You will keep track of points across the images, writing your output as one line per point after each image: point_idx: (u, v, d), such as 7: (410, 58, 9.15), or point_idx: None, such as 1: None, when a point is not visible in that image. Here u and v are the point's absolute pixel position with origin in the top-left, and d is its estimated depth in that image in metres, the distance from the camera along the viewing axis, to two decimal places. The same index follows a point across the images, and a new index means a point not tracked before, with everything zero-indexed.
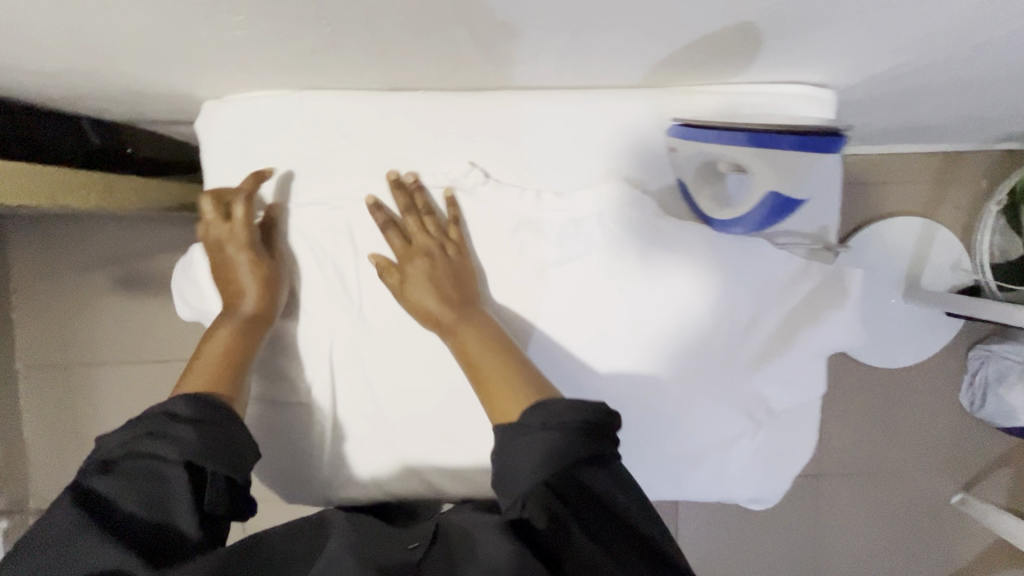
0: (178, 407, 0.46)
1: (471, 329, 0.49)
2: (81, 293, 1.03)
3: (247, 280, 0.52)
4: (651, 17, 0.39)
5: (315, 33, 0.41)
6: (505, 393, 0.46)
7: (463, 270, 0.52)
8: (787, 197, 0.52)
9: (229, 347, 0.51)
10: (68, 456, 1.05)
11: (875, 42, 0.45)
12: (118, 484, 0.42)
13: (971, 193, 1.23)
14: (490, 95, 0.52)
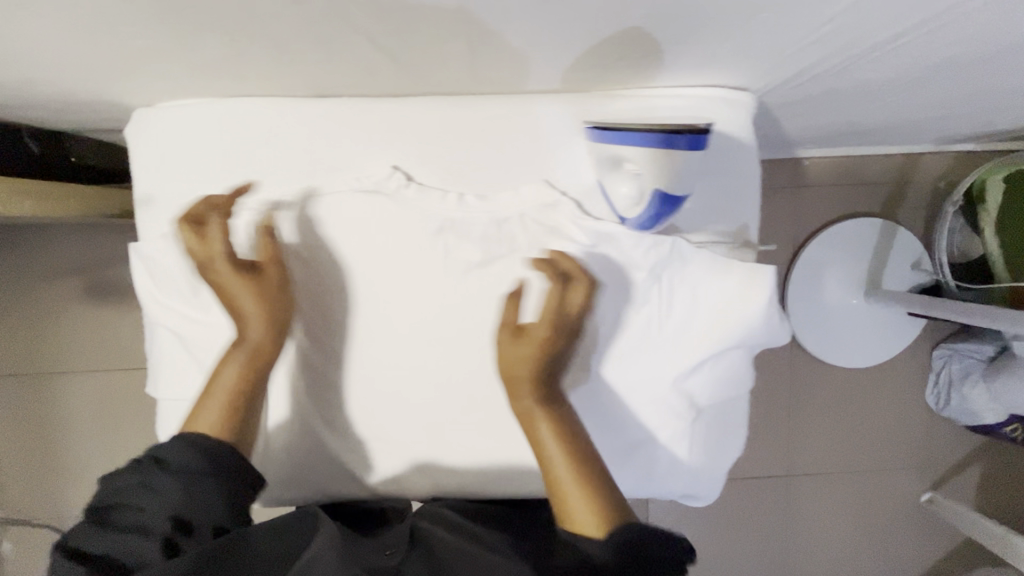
0: (172, 453, 0.46)
1: (559, 424, 0.50)
2: (47, 301, 1.04)
3: (252, 310, 0.51)
4: (540, 20, 0.40)
5: (218, 39, 0.42)
6: (580, 500, 0.46)
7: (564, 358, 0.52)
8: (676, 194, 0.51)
9: (238, 386, 0.51)
10: (32, 464, 1.05)
11: (770, 43, 0.46)
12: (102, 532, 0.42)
13: (930, 194, 1.25)
14: (412, 100, 0.53)
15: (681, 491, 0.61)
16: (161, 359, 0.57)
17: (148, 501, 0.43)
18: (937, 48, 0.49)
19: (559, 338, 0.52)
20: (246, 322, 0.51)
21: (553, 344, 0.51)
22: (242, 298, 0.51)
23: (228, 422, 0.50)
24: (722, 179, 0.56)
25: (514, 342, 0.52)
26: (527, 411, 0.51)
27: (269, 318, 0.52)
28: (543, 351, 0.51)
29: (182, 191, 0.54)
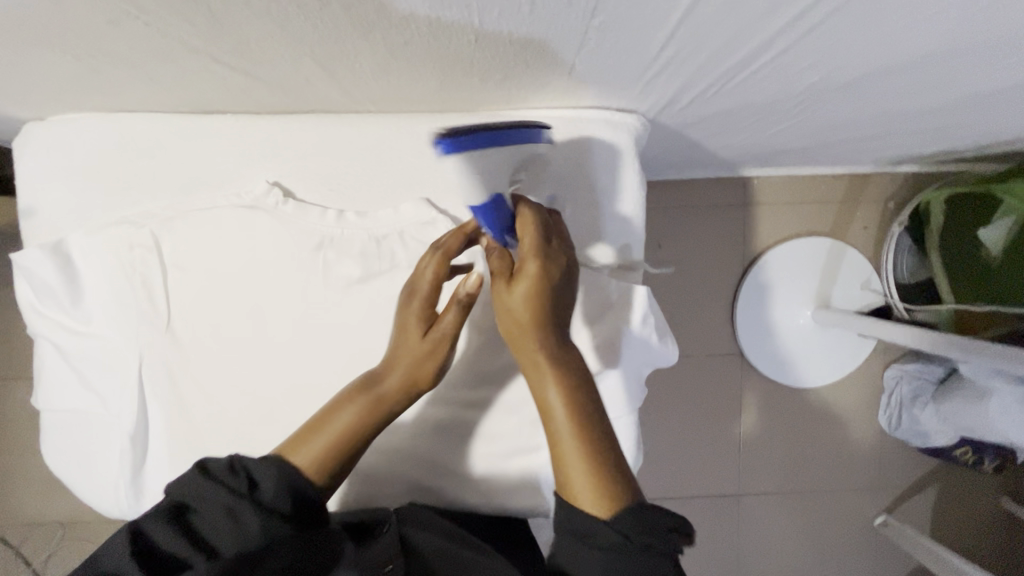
0: (263, 480, 0.44)
1: (569, 381, 0.45)
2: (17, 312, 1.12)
3: (401, 359, 0.49)
4: (379, 43, 0.41)
5: (68, 57, 0.43)
6: (587, 479, 0.42)
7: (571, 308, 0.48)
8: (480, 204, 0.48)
9: (354, 429, 0.47)
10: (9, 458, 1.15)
11: (625, 63, 0.47)
12: (174, 535, 0.41)
13: (878, 215, 1.25)
14: (295, 118, 0.54)
15: None
16: (42, 371, 0.57)
17: (227, 511, 0.42)
18: (801, 67, 0.49)
19: (563, 284, 0.48)
20: (394, 367, 0.49)
21: (557, 293, 0.47)
22: (408, 335, 0.49)
23: (328, 462, 0.46)
24: (601, 200, 0.58)
25: (517, 296, 0.46)
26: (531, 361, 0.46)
27: (417, 370, 0.49)
28: (548, 301, 0.46)
29: (60, 204, 0.55)
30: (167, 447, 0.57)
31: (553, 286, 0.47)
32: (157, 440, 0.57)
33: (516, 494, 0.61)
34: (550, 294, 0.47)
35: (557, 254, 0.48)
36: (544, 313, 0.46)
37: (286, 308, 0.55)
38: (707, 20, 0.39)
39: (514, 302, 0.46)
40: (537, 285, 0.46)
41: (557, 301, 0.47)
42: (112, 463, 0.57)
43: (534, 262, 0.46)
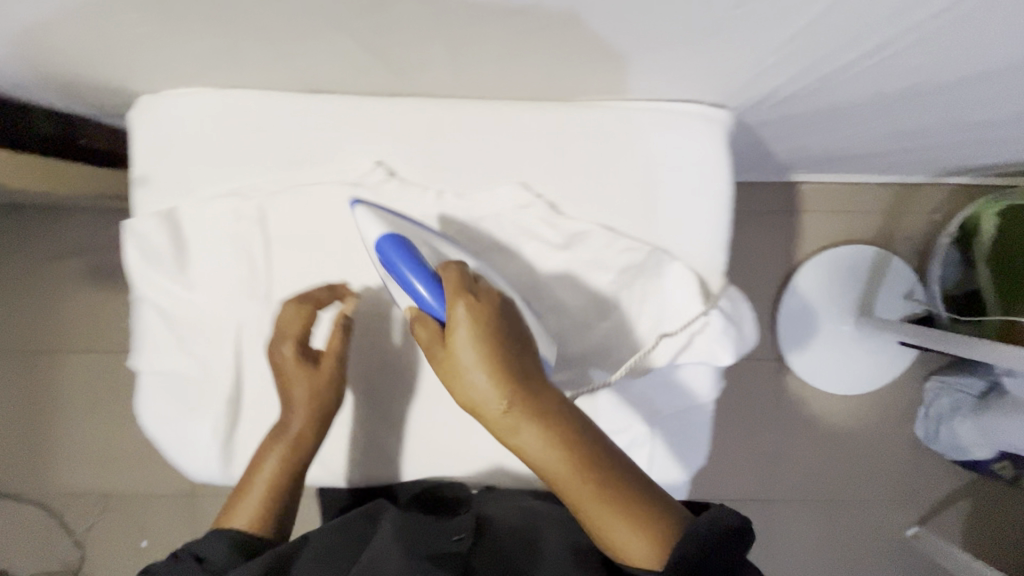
0: (209, 551, 0.48)
1: (549, 435, 0.44)
2: (104, 284, 1.21)
3: (295, 403, 0.55)
4: (516, 23, 0.43)
5: (211, 23, 0.44)
6: (614, 523, 0.43)
7: (523, 350, 0.47)
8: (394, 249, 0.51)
9: (280, 472, 0.55)
10: (80, 421, 1.22)
11: (739, 57, 0.48)
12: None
13: (922, 226, 1.25)
14: (401, 100, 0.56)
15: None
16: (140, 333, 0.59)
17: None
18: (905, 71, 0.51)
19: (506, 329, 0.47)
20: (293, 411, 0.55)
21: (505, 344, 0.46)
22: (298, 392, 0.55)
23: (266, 509, 0.54)
24: (692, 192, 0.58)
25: (467, 366, 0.45)
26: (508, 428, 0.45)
27: (320, 411, 0.56)
28: (498, 356, 0.45)
29: (167, 174, 0.57)
30: (256, 411, 0.59)
31: (489, 343, 0.45)
32: (247, 407, 0.59)
33: None
34: (496, 355, 0.45)
35: (487, 302, 0.47)
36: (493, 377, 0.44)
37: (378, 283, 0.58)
38: (839, 16, 0.40)
39: (468, 374, 0.45)
40: (482, 344, 0.45)
41: (508, 352, 0.46)
42: (199, 425, 0.59)
43: (460, 325, 0.46)
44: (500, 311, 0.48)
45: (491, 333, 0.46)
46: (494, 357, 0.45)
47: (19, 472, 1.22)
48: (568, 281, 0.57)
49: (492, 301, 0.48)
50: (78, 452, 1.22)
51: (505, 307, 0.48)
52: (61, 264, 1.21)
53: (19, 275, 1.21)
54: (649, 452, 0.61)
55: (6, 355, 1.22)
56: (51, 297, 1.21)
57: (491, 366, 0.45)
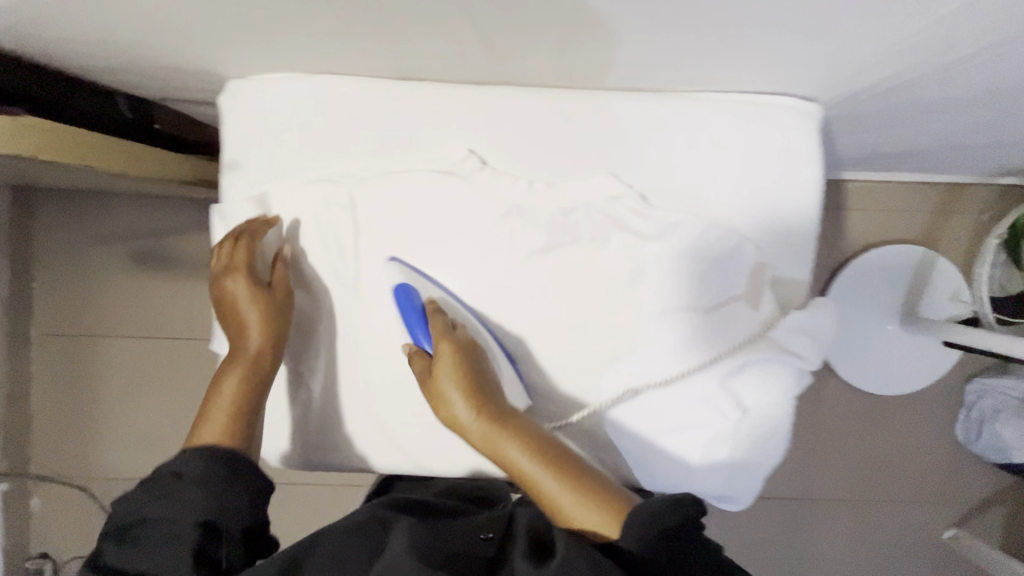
0: (187, 467, 0.49)
1: (518, 438, 0.52)
2: (149, 271, 1.21)
3: (250, 326, 0.57)
4: (641, 14, 0.42)
5: (330, 18, 0.44)
6: (580, 510, 0.48)
7: (492, 378, 0.55)
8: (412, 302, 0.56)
9: (239, 395, 0.56)
10: (124, 407, 1.23)
11: (849, 55, 0.48)
12: (137, 556, 0.44)
13: (969, 227, 1.24)
14: (494, 89, 0.57)
15: (720, 492, 0.62)
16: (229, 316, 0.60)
17: (168, 512, 0.46)
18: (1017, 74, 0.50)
19: (479, 360, 0.56)
20: (248, 333, 0.56)
21: (476, 371, 0.55)
22: (248, 310, 0.56)
23: (231, 431, 0.54)
24: (779, 187, 0.58)
25: (445, 389, 0.54)
26: (484, 435, 0.52)
27: (272, 328, 0.57)
28: (470, 381, 0.54)
29: (261, 160, 0.58)
30: (344, 395, 0.61)
31: (464, 364, 0.54)
32: (334, 390, 0.61)
33: (668, 473, 0.61)
34: (469, 374, 0.54)
35: (462, 336, 0.56)
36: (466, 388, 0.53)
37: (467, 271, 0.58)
38: (973, 22, 0.40)
39: (445, 395, 0.54)
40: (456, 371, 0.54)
41: (478, 379, 0.54)
42: (292, 404, 0.62)
43: (444, 348, 0.55)
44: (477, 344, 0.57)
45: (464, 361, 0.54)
46: (466, 382, 0.54)
47: (64, 454, 1.24)
48: (654, 269, 0.58)
49: (467, 336, 0.56)
50: (121, 439, 1.23)
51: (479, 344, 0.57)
52: (108, 250, 1.22)
53: (69, 260, 1.22)
54: (732, 448, 0.60)
55: (53, 338, 1.23)
56: (97, 285, 1.22)
57: (465, 379, 0.54)
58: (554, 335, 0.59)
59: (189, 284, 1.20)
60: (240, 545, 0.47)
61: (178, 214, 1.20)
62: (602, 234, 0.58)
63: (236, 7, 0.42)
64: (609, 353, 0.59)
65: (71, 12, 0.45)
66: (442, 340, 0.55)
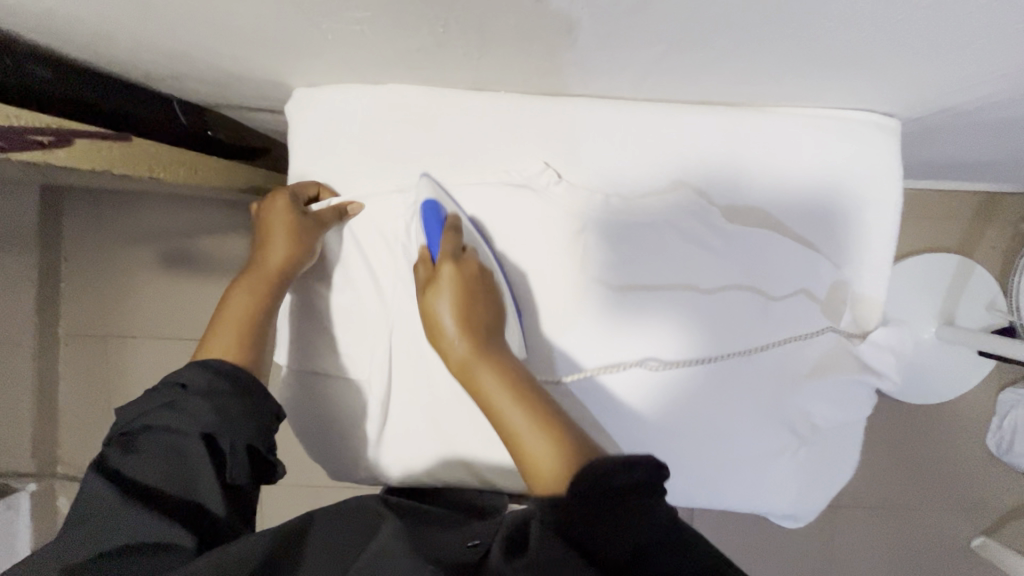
0: (193, 379, 0.48)
1: (502, 372, 0.50)
2: (173, 271, 1.18)
3: (275, 252, 0.57)
4: (748, 33, 0.41)
5: (428, 32, 0.42)
6: (542, 453, 0.44)
7: (494, 304, 0.54)
8: (438, 211, 0.55)
9: (251, 319, 0.55)
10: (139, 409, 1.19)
11: (951, 75, 0.47)
12: (146, 459, 0.46)
13: (1012, 235, 1.10)
14: (569, 100, 0.56)
15: (786, 510, 0.61)
16: (295, 322, 0.62)
17: (179, 422, 0.46)
18: None
19: (484, 285, 0.54)
20: (273, 259, 0.57)
21: (477, 294, 0.53)
22: (278, 232, 0.57)
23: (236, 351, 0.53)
24: (855, 204, 0.58)
25: (438, 300, 0.52)
26: (466, 356, 0.51)
27: (294, 247, 0.57)
28: (467, 299, 0.53)
29: (326, 171, 0.59)
30: (407, 407, 0.60)
31: (466, 286, 0.53)
32: (399, 405, 0.60)
33: (741, 496, 0.59)
34: (468, 295, 0.53)
35: (472, 257, 0.55)
36: (460, 308, 0.52)
37: (537, 285, 0.57)
38: None
39: (437, 306, 0.52)
40: (456, 287, 0.53)
41: (478, 300, 0.53)
42: (353, 416, 0.61)
43: (446, 266, 0.53)
44: (486, 274, 0.55)
45: (467, 279, 0.53)
46: (464, 299, 0.52)
47: (79, 455, 1.19)
48: (729, 285, 0.57)
49: (476, 259, 0.55)
50: None
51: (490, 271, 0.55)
52: (130, 249, 1.19)
53: (95, 259, 1.19)
54: (800, 466, 0.59)
55: (80, 338, 1.19)
56: (117, 284, 1.19)
57: (461, 300, 0.52)
58: (624, 355, 0.57)
59: (212, 286, 1.18)
60: (244, 461, 0.48)
61: (204, 213, 1.16)
62: (678, 251, 0.57)
63: (334, 23, 0.41)
64: (684, 373, 0.57)
65: (155, 24, 0.43)
66: (446, 258, 0.53)
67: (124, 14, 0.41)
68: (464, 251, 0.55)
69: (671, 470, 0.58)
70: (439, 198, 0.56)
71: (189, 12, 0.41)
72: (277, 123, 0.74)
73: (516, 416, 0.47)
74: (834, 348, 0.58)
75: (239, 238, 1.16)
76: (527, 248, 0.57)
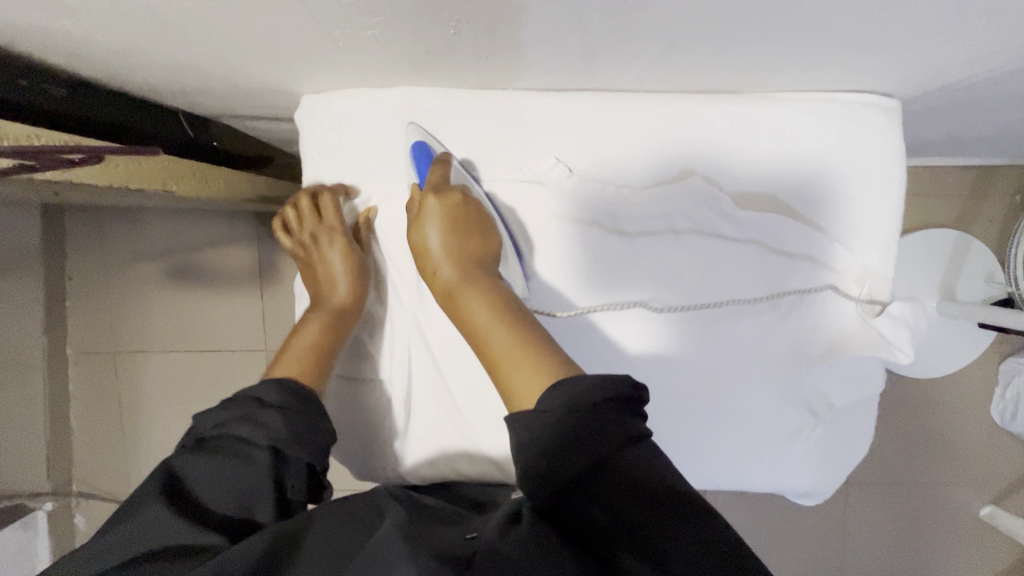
0: (269, 395, 0.51)
1: (488, 296, 0.51)
2: (175, 283, 1.18)
3: (338, 277, 0.60)
4: (753, 25, 0.42)
5: (439, 34, 0.43)
6: (525, 374, 0.45)
7: (484, 232, 0.55)
8: (428, 154, 0.56)
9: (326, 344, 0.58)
10: (149, 423, 1.19)
11: (955, 55, 0.47)
12: (208, 464, 0.46)
13: (1008, 207, 1.11)
14: (575, 96, 0.57)
15: (805, 489, 0.62)
16: None
17: (249, 433, 0.48)
18: None
19: (471, 215, 0.55)
20: (336, 283, 0.60)
21: (464, 224, 0.55)
22: (339, 261, 0.60)
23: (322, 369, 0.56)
24: (859, 183, 0.59)
25: (426, 231, 0.55)
26: (452, 284, 0.53)
27: (356, 270, 0.60)
28: (455, 225, 0.54)
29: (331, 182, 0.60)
30: (427, 405, 0.61)
31: (452, 215, 0.54)
32: (419, 403, 0.61)
33: (760, 476, 0.60)
34: (455, 224, 0.54)
35: (458, 190, 0.55)
36: (448, 237, 0.54)
37: (540, 296, 0.58)
38: None
39: (425, 232, 0.55)
40: (443, 217, 0.54)
41: (466, 229, 0.55)
42: (378, 416, 0.62)
43: (432, 196, 0.55)
44: (471, 205, 0.56)
45: (453, 209, 0.54)
46: (452, 226, 0.54)
47: (96, 473, 1.19)
48: (741, 272, 0.58)
49: (462, 193, 0.55)
50: (147, 456, 1.18)
51: (478, 202, 0.56)
52: (132, 263, 1.18)
53: (100, 276, 1.19)
54: (817, 444, 0.61)
55: (91, 356, 1.19)
56: (120, 299, 1.18)
57: (449, 227, 0.54)
58: (648, 346, 0.58)
59: (215, 295, 1.17)
60: (302, 477, 0.49)
61: (208, 224, 1.16)
62: (688, 239, 0.58)
63: (346, 29, 0.42)
64: (697, 356, 0.58)
65: (164, 37, 0.43)
66: (433, 187, 0.55)
67: (133, 28, 0.41)
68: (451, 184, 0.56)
69: (693, 455, 0.59)
70: (428, 140, 0.56)
71: (201, 24, 0.41)
72: (281, 131, 0.74)
73: (499, 337, 0.49)
74: (841, 331, 0.59)
75: (240, 246, 1.16)
76: (537, 261, 0.58)
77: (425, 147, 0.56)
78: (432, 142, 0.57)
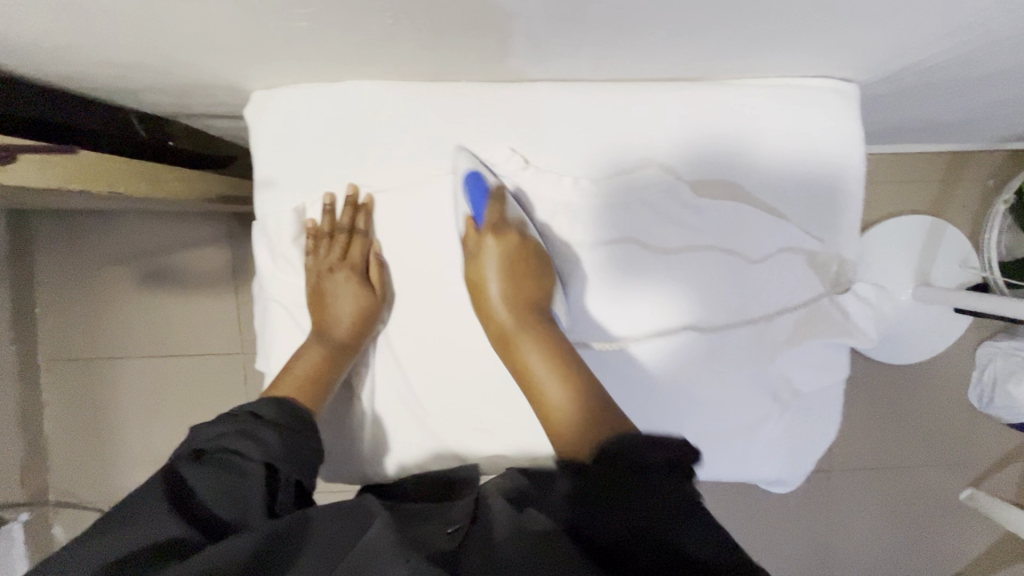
0: (267, 412, 0.51)
1: (542, 343, 0.56)
2: (145, 288, 1.16)
3: (345, 312, 0.59)
4: (692, 10, 0.41)
5: (377, 23, 0.42)
6: (577, 422, 0.50)
7: (540, 275, 0.59)
8: (483, 185, 0.57)
9: (324, 376, 0.57)
10: (126, 429, 1.17)
11: (905, 37, 0.47)
12: (203, 472, 0.44)
13: (981, 192, 1.11)
14: (531, 86, 0.56)
15: (776, 477, 0.62)
16: (279, 330, 0.62)
17: (245, 447, 0.46)
18: None
19: (529, 255, 0.59)
20: (341, 320, 0.59)
21: (522, 268, 0.59)
22: (349, 299, 0.59)
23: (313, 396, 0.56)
24: (819, 168, 0.58)
25: (484, 265, 0.59)
26: (507, 326, 0.58)
27: (365, 308, 0.60)
28: (512, 266, 0.59)
29: (304, 177, 0.59)
30: (389, 402, 0.60)
31: (512, 258, 0.59)
32: (382, 401, 0.60)
33: (729, 465, 0.60)
34: (512, 266, 0.59)
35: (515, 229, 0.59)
36: (507, 279, 0.58)
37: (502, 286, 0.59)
38: None
39: (483, 268, 0.59)
40: (502, 254, 0.59)
41: (523, 273, 0.59)
42: (343, 415, 0.61)
43: (491, 237, 0.59)
44: (527, 246, 0.59)
45: (511, 248, 0.59)
46: (510, 265, 0.59)
47: (73, 483, 1.17)
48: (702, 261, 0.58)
49: (518, 232, 0.59)
50: (125, 462, 1.17)
51: (535, 241, 0.60)
52: (102, 267, 1.16)
53: (69, 282, 1.16)
54: (786, 431, 0.61)
55: (62, 363, 1.17)
56: (92, 305, 1.16)
57: (507, 271, 0.59)
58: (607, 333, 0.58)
59: (187, 298, 1.15)
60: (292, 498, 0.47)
61: (178, 226, 1.14)
62: (646, 226, 0.58)
63: (281, 20, 0.41)
64: (659, 343, 0.58)
65: (93, 32, 0.41)
66: (491, 228, 0.58)
67: (57, 22, 0.39)
68: (508, 221, 0.59)
69: None
70: (484, 171, 0.57)
71: (130, 18, 0.40)
72: (240, 129, 0.73)
73: (547, 377, 0.54)
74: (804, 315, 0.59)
75: (212, 247, 1.14)
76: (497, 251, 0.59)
77: (479, 179, 0.57)
78: (483, 172, 0.57)
